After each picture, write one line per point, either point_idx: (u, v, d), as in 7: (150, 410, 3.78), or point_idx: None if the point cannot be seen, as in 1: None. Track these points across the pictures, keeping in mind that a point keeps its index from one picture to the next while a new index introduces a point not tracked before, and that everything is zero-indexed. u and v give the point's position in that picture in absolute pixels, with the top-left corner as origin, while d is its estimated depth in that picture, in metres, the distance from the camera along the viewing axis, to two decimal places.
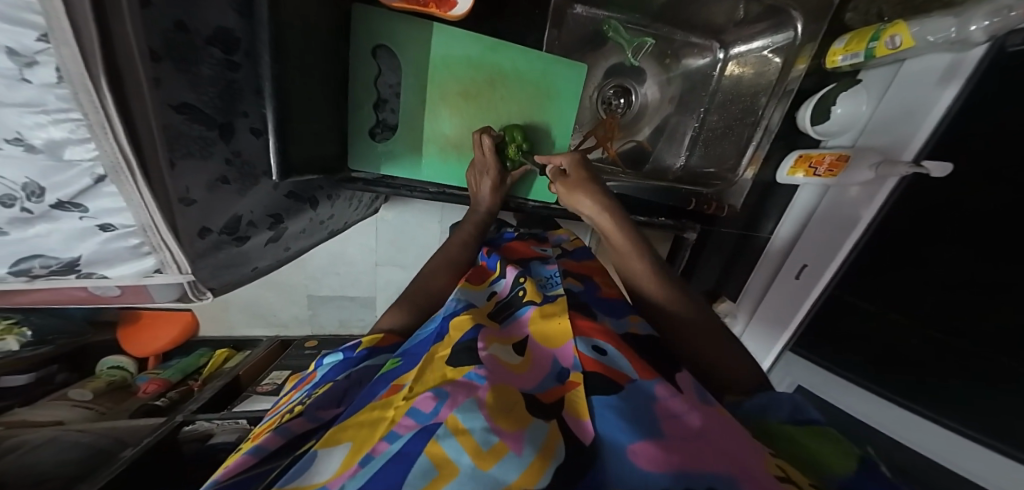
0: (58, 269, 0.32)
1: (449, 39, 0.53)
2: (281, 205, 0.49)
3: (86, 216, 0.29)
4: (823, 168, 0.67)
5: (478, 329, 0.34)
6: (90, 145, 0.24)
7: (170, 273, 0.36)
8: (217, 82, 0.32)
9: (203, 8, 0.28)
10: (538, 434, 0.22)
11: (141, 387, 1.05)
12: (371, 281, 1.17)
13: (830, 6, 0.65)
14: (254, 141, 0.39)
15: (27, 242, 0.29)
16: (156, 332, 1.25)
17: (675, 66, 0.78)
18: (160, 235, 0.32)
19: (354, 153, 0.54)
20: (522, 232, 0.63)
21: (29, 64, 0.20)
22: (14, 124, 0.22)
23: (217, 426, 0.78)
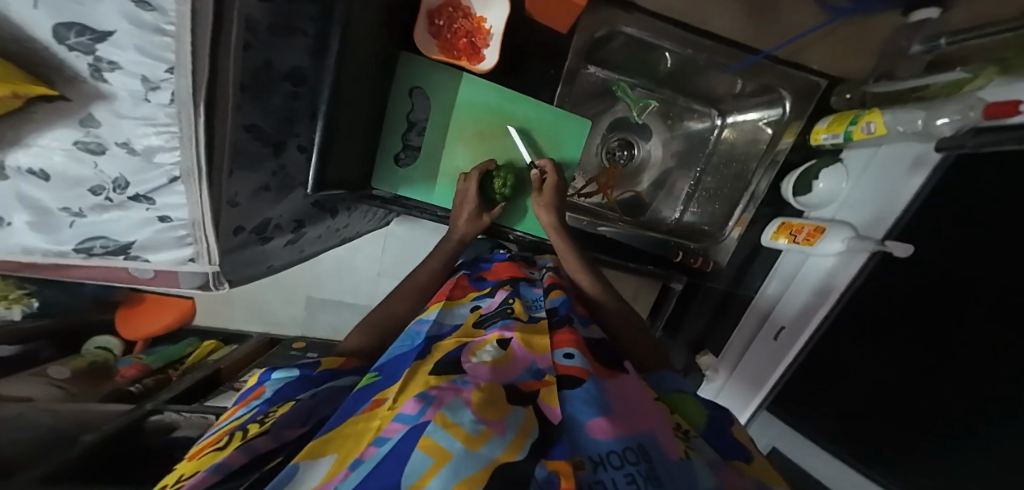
0: (112, 249, 0.42)
1: (474, 87, 0.60)
2: (306, 212, 0.54)
3: (151, 208, 0.37)
4: (801, 236, 0.73)
5: (462, 349, 0.39)
6: (174, 153, 0.31)
7: (201, 263, 0.41)
8: (283, 110, 0.38)
9: (286, 52, 0.35)
10: (516, 422, 0.27)
11: (119, 372, 1.03)
12: (370, 290, 1.21)
13: (816, 88, 0.67)
14: (300, 157, 0.45)
15: (101, 224, 0.40)
16: (151, 316, 1.27)
17: (677, 127, 0.87)
18: (204, 230, 0.37)
19: (379, 174, 0.61)
20: (514, 253, 0.66)
21: (153, 88, 0.27)
22: (129, 133, 0.31)
23: (185, 418, 0.78)
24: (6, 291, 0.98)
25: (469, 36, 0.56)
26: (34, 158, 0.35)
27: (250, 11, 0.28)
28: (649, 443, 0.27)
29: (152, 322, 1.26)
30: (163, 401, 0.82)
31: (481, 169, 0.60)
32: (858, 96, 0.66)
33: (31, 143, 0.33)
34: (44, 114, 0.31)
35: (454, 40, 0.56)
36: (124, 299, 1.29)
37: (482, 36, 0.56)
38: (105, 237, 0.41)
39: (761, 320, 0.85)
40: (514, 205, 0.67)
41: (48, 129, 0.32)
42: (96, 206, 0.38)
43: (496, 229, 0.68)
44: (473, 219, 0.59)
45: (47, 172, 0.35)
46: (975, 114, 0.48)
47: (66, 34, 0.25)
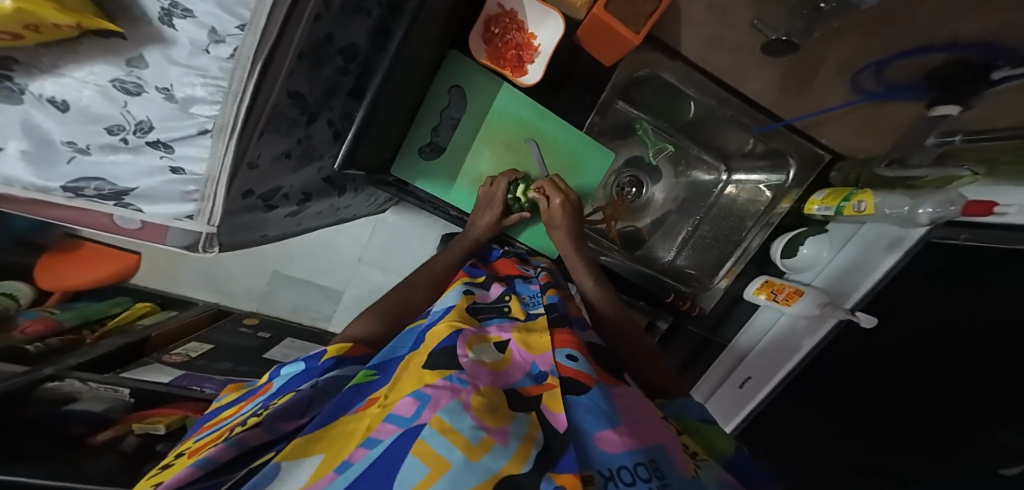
0: (106, 195, 0.42)
1: (511, 98, 0.61)
2: (316, 186, 0.54)
3: (166, 157, 0.37)
4: (782, 295, 0.77)
5: (456, 336, 0.37)
6: (214, 106, 0.33)
7: (198, 221, 0.40)
8: (329, 82, 0.41)
9: (346, 30, 0.39)
10: (519, 429, 0.26)
11: (21, 325, 0.92)
12: (347, 275, 1.15)
13: (821, 162, 0.72)
14: (326, 131, 0.47)
15: (103, 166, 0.40)
16: (84, 268, 1.13)
17: (684, 174, 0.91)
18: (214, 188, 0.38)
19: (401, 163, 0.60)
20: (509, 250, 0.65)
21: (216, 41, 0.29)
22: (172, 80, 0.32)
23: (87, 389, 0.78)
24: None
25: (518, 49, 0.56)
26: (59, 89, 0.36)
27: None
28: (662, 458, 0.26)
29: (85, 273, 1.13)
30: (69, 368, 0.78)
31: (509, 177, 0.60)
32: (855, 174, 0.70)
33: (65, 74, 0.35)
34: (92, 47, 0.33)
35: (503, 50, 0.57)
36: (57, 244, 1.15)
37: (529, 52, 0.56)
38: (103, 181, 0.41)
39: (737, 360, 0.92)
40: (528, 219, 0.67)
41: (89, 62, 0.34)
42: (107, 146, 0.39)
43: (503, 237, 0.67)
44: (495, 224, 0.60)
45: (68, 103, 0.36)
46: (954, 209, 0.53)
47: None
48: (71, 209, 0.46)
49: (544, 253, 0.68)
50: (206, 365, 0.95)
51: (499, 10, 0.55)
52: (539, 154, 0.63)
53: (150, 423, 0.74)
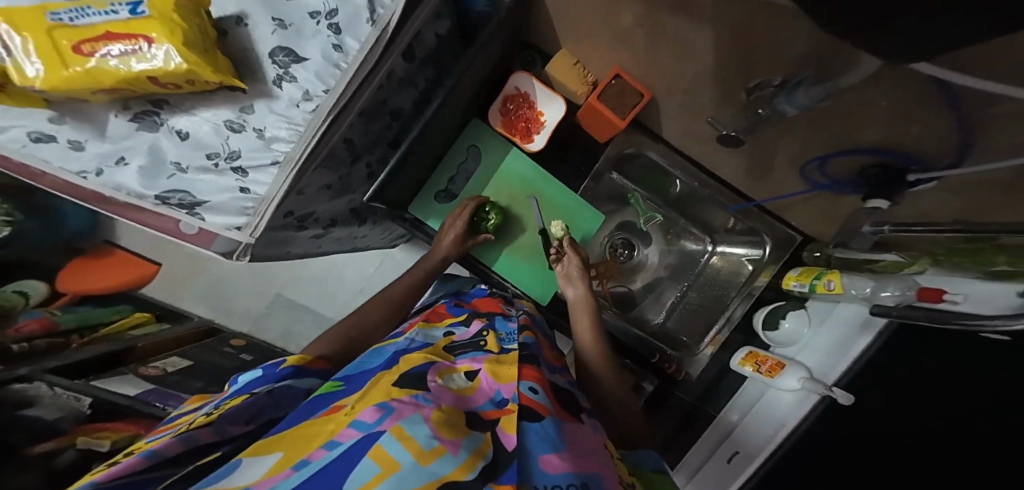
0: (184, 204, 0.51)
1: (518, 160, 0.71)
2: (343, 215, 0.61)
3: (241, 178, 0.49)
4: (765, 367, 0.79)
5: (430, 366, 0.42)
6: (288, 142, 0.46)
7: (243, 233, 0.49)
8: (375, 136, 0.52)
9: (394, 100, 0.49)
10: (472, 443, 0.29)
11: (19, 323, 0.93)
12: (345, 304, 1.18)
13: (792, 243, 0.81)
14: (363, 173, 0.57)
15: (190, 182, 0.51)
16: (102, 272, 1.18)
17: (676, 242, 0.97)
18: (266, 207, 0.47)
19: (416, 201, 0.69)
20: (494, 291, 0.70)
21: (306, 98, 0.44)
22: (268, 122, 0.46)
23: (50, 395, 0.75)
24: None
25: (527, 122, 0.68)
26: (188, 124, 0.48)
27: (394, 68, 0.43)
28: (594, 484, 0.30)
29: (103, 277, 1.17)
30: (44, 369, 0.77)
31: (475, 201, 0.67)
32: (823, 257, 0.79)
33: (196, 114, 0.48)
34: (223, 97, 0.46)
35: (515, 121, 0.69)
36: (88, 248, 1.22)
37: (536, 125, 0.68)
38: (187, 193, 0.51)
39: (723, 436, 0.85)
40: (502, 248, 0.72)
41: (217, 107, 0.47)
42: (200, 167, 0.50)
43: (474, 262, 0.71)
44: (458, 241, 0.66)
45: (189, 134, 0.49)
46: (911, 293, 0.60)
47: (279, 54, 0.43)
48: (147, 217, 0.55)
49: (531, 296, 0.72)
50: (180, 382, 0.97)
51: (516, 91, 0.67)
52: (538, 209, 0.71)
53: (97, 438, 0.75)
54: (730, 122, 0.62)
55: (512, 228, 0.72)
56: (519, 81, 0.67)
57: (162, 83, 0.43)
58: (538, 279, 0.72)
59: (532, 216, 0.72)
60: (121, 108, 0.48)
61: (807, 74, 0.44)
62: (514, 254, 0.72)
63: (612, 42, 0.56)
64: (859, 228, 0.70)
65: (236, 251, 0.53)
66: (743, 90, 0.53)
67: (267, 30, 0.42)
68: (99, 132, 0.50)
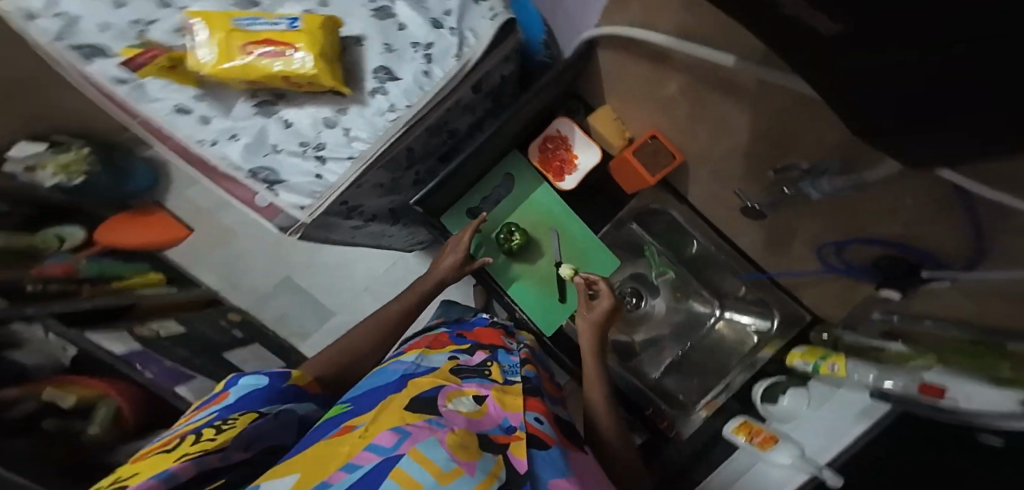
0: (266, 180, 0.57)
1: (545, 195, 0.76)
2: (382, 212, 0.67)
3: (321, 166, 0.56)
4: (758, 438, 0.72)
5: (439, 391, 0.45)
6: (363, 142, 0.55)
7: (303, 213, 0.55)
8: (429, 149, 0.61)
9: (453, 121, 0.59)
10: (486, 465, 0.33)
11: (42, 266, 0.97)
12: (347, 298, 1.28)
13: (801, 320, 0.82)
14: (410, 181, 0.64)
15: (274, 160, 0.56)
16: (139, 230, 1.24)
17: (683, 301, 1.00)
18: (330, 196, 0.54)
19: (450, 214, 0.74)
20: (496, 322, 0.73)
21: (392, 109, 0.54)
22: (353, 124, 0.55)
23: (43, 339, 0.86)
24: (73, 160, 1.11)
25: (561, 162, 0.74)
26: (294, 115, 0.56)
27: (461, 98, 0.55)
28: None
29: (139, 235, 1.24)
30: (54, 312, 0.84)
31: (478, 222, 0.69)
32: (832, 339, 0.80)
33: (302, 107, 0.55)
34: (326, 99, 0.55)
35: (551, 160, 0.74)
36: (135, 206, 1.29)
37: (570, 167, 0.73)
38: (269, 170, 0.57)
39: None
40: (517, 271, 0.76)
41: (321, 105, 0.55)
42: (291, 151, 0.56)
43: (489, 280, 0.75)
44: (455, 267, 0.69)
45: (292, 124, 0.56)
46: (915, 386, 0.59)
47: (379, 72, 0.54)
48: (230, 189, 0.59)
49: (536, 323, 0.74)
50: (167, 348, 1.00)
51: (556, 134, 0.74)
52: (558, 244, 0.75)
53: (63, 394, 0.87)
54: (756, 196, 0.67)
55: (532, 255, 0.76)
56: (561, 125, 0.73)
57: (290, 82, 0.52)
58: (542, 308, 0.74)
59: (553, 250, 0.76)
60: (249, 96, 0.56)
61: (834, 165, 0.52)
62: (530, 281, 0.76)
63: (655, 106, 0.66)
64: (871, 314, 0.70)
65: (292, 226, 0.59)
66: (771, 169, 0.60)
67: (376, 51, 0.53)
68: (224, 111, 0.56)
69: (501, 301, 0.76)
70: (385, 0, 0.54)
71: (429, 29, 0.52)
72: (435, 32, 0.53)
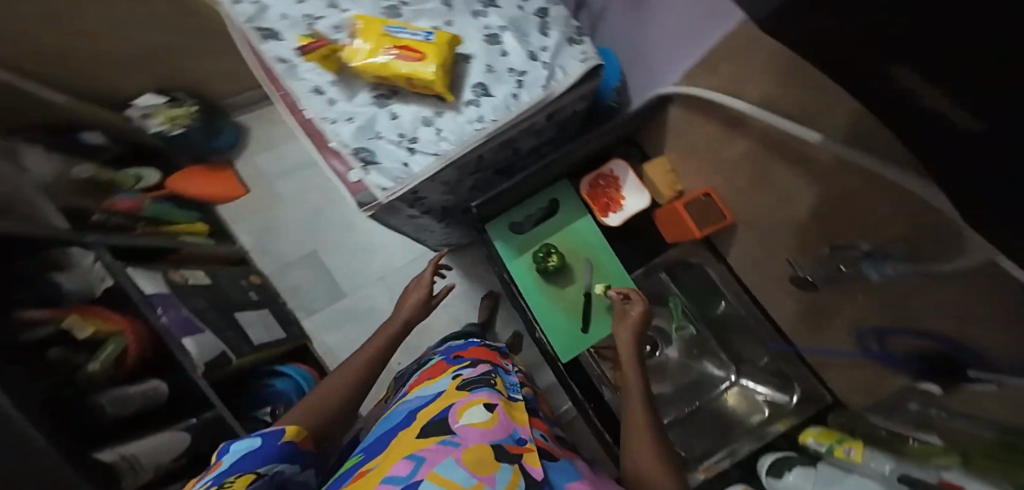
0: (360, 158, 0.59)
1: (585, 227, 0.79)
2: (435, 208, 0.73)
3: (412, 153, 0.59)
4: None
5: (449, 410, 0.48)
6: (449, 141, 0.60)
7: (384, 193, 0.57)
8: (494, 159, 0.67)
9: (517, 141, 0.65)
10: (505, 476, 0.40)
11: (112, 200, 1.08)
12: (360, 282, 1.39)
13: (823, 400, 0.81)
14: (467, 184, 0.70)
15: (373, 141, 0.60)
16: (202, 183, 1.36)
17: (698, 360, 0.97)
18: (409, 182, 0.57)
19: (494, 222, 0.77)
20: (488, 343, 0.74)
21: (481, 118, 0.60)
22: (446, 123, 0.60)
23: (85, 267, 0.81)
24: (178, 113, 1.23)
25: (608, 200, 0.78)
26: (401, 108, 0.62)
27: (535, 122, 0.62)
28: None
29: (202, 187, 1.35)
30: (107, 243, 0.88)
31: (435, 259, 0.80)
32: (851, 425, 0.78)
33: (410, 103, 0.62)
34: (428, 100, 0.62)
35: (599, 195, 0.78)
36: (210, 161, 1.39)
37: (615, 205, 0.78)
38: (368, 150, 0.59)
39: None
40: (546, 292, 0.77)
41: (424, 104, 0.62)
42: (392, 137, 0.60)
43: (516, 293, 0.78)
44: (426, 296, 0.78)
45: (399, 115, 0.61)
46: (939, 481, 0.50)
47: (476, 86, 0.61)
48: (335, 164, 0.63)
49: (553, 345, 0.76)
50: (188, 295, 0.96)
51: (608, 172, 0.78)
52: (590, 274, 0.77)
53: (82, 324, 0.75)
54: (810, 268, 0.66)
55: (563, 279, 0.77)
56: (615, 166, 0.78)
57: (409, 84, 0.60)
58: (565, 334, 0.76)
59: (584, 278, 0.77)
60: (372, 89, 0.63)
61: (896, 251, 0.49)
62: (558, 302, 0.77)
63: (714, 166, 0.70)
64: (907, 405, 0.65)
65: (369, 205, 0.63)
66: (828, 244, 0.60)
67: (479, 69, 0.61)
68: (348, 96, 0.63)
69: (527, 311, 0.78)
70: (496, 31, 0.62)
71: (527, 59, 0.60)
72: (530, 63, 0.60)
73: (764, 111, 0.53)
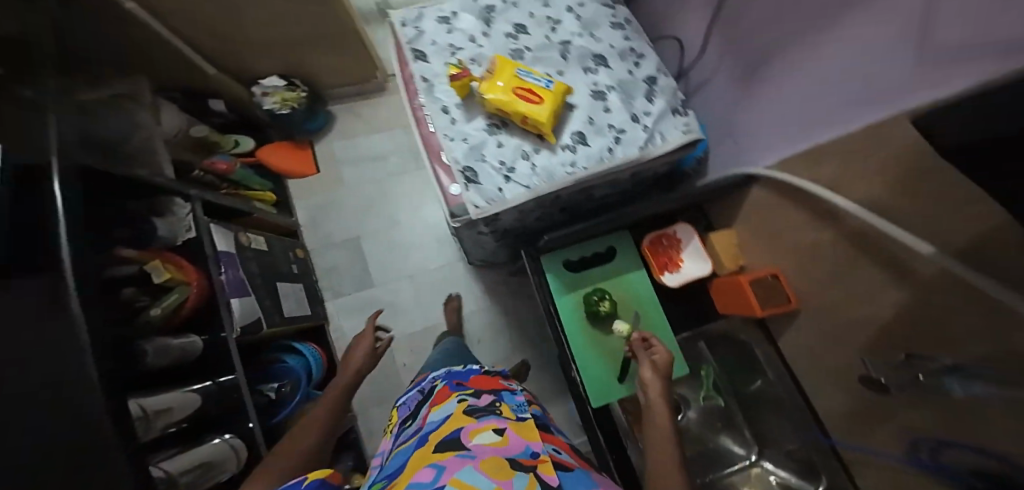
0: (463, 173, 0.63)
1: (639, 280, 0.80)
2: (499, 231, 0.76)
3: (509, 178, 0.62)
4: None
5: (462, 432, 0.50)
6: (545, 175, 0.63)
7: (477, 209, 0.61)
8: (567, 199, 0.71)
9: (584, 188, 0.68)
10: (521, 481, 0.38)
11: (214, 160, 1.17)
12: (390, 276, 1.49)
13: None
14: (540, 215, 0.74)
15: (478, 161, 0.64)
16: (285, 158, 1.50)
17: (721, 433, 0.93)
18: (501, 205, 0.61)
19: (552, 253, 0.79)
20: (489, 369, 0.80)
21: (574, 162, 0.64)
22: (544, 159, 0.64)
23: (179, 216, 0.91)
24: (292, 96, 1.38)
25: (666, 259, 0.80)
26: (505, 137, 0.66)
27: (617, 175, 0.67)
28: None
29: (284, 161, 1.50)
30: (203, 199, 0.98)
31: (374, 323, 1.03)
32: None
33: (515, 134, 0.66)
34: (529, 135, 0.66)
35: (660, 253, 0.80)
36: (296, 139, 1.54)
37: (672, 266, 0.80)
38: (472, 170, 0.63)
39: None
40: (589, 335, 0.77)
41: (527, 138, 0.66)
42: (495, 160, 0.64)
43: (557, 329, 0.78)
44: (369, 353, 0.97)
45: (504, 143, 0.65)
46: None
47: (575, 132, 0.66)
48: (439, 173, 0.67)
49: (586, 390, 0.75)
50: (249, 259, 1.06)
51: (672, 234, 0.81)
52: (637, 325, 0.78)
53: (159, 269, 0.79)
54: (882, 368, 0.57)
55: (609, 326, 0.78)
56: (680, 229, 0.80)
57: (522, 120, 0.64)
58: (601, 382, 0.76)
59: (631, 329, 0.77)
60: (486, 117, 0.67)
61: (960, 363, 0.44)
62: (601, 346, 0.77)
63: (788, 254, 0.69)
64: None
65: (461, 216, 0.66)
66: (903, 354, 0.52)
67: (582, 118, 0.66)
68: (466, 117, 0.67)
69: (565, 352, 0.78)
70: (604, 89, 0.69)
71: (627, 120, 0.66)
72: (630, 124, 0.66)
73: (869, 213, 0.46)
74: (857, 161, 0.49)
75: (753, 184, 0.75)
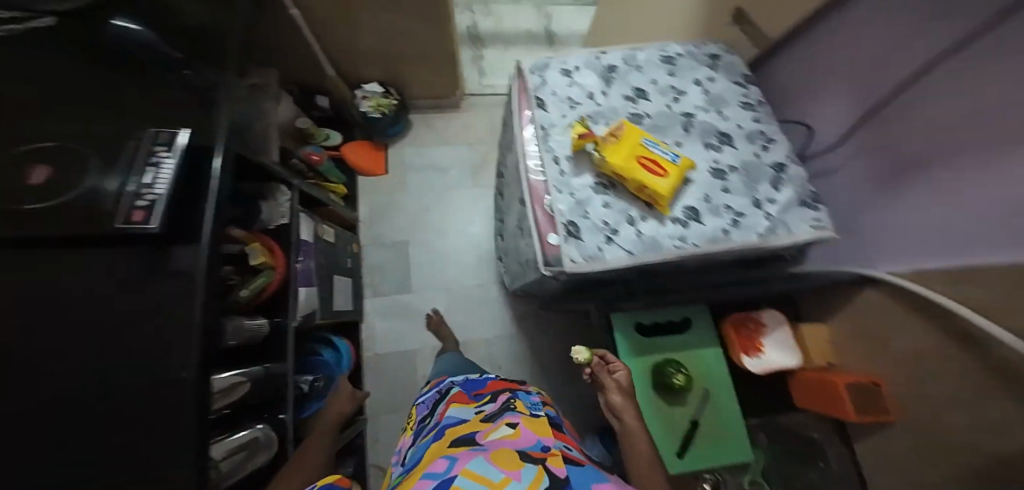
0: (564, 225, 0.64)
1: (713, 358, 0.82)
2: (575, 279, 0.76)
3: (609, 239, 0.64)
4: None
5: (476, 432, 0.49)
6: (648, 243, 0.64)
7: (574, 264, 0.62)
8: (659, 265, 0.71)
9: (688, 259, 0.68)
10: (530, 473, 0.35)
11: (309, 152, 1.30)
12: (434, 286, 1.52)
13: None
14: (626, 273, 0.74)
15: (580, 216, 0.65)
16: (365, 157, 1.59)
17: None
18: (599, 266, 0.62)
19: (626, 316, 0.82)
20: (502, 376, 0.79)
21: (682, 236, 0.65)
22: (649, 227, 0.65)
23: (277, 201, 0.97)
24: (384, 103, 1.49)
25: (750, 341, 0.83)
26: (612, 198, 0.68)
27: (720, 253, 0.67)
28: None
29: (363, 160, 1.58)
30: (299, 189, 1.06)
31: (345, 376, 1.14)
32: None
33: (622, 198, 0.68)
34: (635, 200, 0.68)
35: (744, 335, 0.84)
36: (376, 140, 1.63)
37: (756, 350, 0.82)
38: (575, 225, 0.64)
39: None
40: (654, 402, 0.78)
41: (634, 203, 0.67)
42: (599, 219, 0.65)
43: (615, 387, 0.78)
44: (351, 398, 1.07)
45: (610, 204, 0.67)
46: None
47: (686, 207, 0.67)
48: (538, 216, 0.68)
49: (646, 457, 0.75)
50: (320, 250, 1.13)
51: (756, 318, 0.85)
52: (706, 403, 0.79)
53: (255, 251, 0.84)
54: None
55: (676, 398, 0.79)
56: (766, 316, 0.85)
57: (637, 187, 0.65)
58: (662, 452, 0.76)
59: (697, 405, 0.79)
60: (595, 175, 0.69)
61: None
62: (666, 417, 0.78)
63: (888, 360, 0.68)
64: None
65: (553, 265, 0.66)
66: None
67: (695, 196, 0.68)
68: (574, 170, 0.69)
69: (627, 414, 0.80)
70: (720, 170, 0.70)
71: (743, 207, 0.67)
72: (746, 212, 0.67)
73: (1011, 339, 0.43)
74: (1017, 287, 0.44)
75: (867, 286, 0.73)
